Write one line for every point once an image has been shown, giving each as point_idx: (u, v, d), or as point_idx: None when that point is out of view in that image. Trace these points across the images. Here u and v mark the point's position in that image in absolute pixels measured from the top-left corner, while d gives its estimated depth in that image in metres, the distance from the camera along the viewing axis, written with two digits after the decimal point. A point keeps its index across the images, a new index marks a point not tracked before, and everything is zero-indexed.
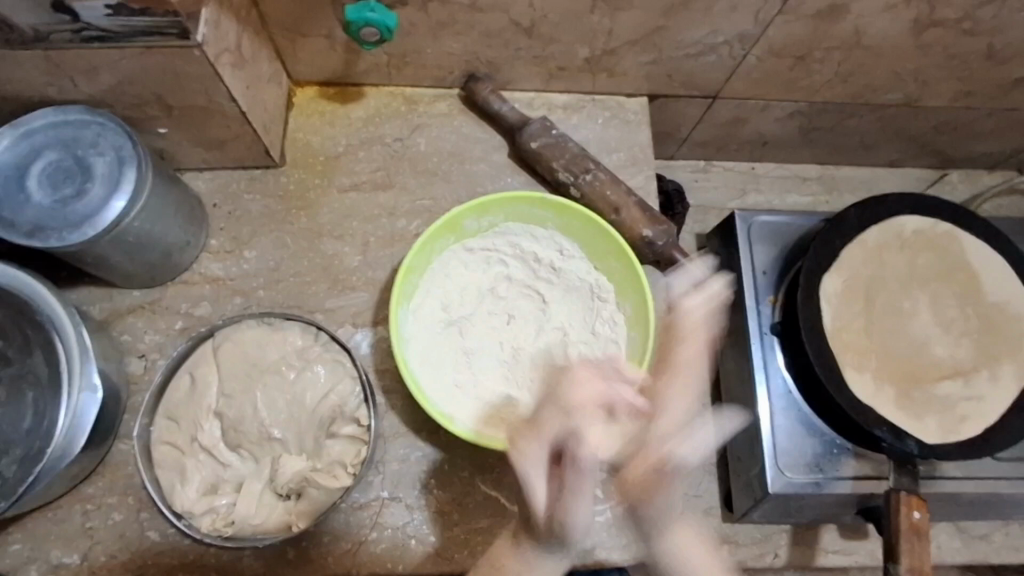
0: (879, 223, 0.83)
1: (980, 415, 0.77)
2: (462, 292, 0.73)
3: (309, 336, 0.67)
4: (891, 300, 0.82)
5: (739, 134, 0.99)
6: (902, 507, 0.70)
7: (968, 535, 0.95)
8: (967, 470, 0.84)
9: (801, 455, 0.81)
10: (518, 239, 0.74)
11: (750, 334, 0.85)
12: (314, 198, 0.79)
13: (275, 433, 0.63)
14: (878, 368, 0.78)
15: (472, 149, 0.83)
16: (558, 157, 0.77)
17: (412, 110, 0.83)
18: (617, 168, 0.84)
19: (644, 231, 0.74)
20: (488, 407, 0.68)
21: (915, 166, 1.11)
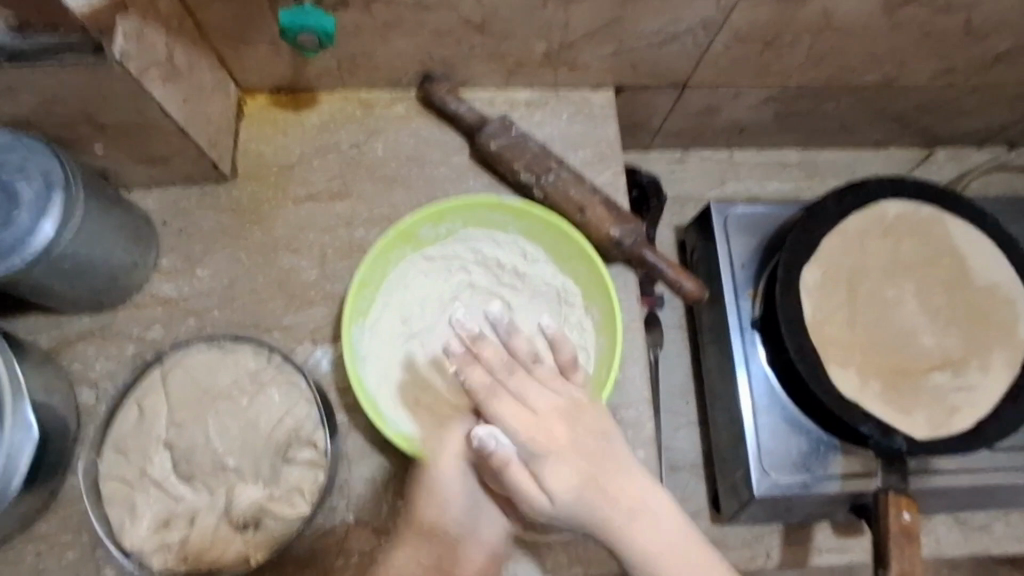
0: (861, 210, 0.80)
1: (971, 406, 0.73)
2: (424, 303, 0.70)
3: (262, 358, 0.64)
4: (873, 289, 0.79)
5: (715, 122, 0.96)
6: (890, 508, 0.67)
7: (967, 527, 0.92)
8: (961, 463, 0.81)
9: (787, 454, 0.78)
10: (480, 245, 0.72)
11: (730, 330, 0.82)
12: (268, 211, 0.76)
13: (229, 462, 0.61)
14: (863, 362, 0.75)
15: (431, 153, 0.79)
16: (519, 156, 0.74)
17: (368, 114, 0.80)
18: (584, 165, 0.81)
19: (611, 230, 0.71)
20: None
21: (899, 146, 1.07)
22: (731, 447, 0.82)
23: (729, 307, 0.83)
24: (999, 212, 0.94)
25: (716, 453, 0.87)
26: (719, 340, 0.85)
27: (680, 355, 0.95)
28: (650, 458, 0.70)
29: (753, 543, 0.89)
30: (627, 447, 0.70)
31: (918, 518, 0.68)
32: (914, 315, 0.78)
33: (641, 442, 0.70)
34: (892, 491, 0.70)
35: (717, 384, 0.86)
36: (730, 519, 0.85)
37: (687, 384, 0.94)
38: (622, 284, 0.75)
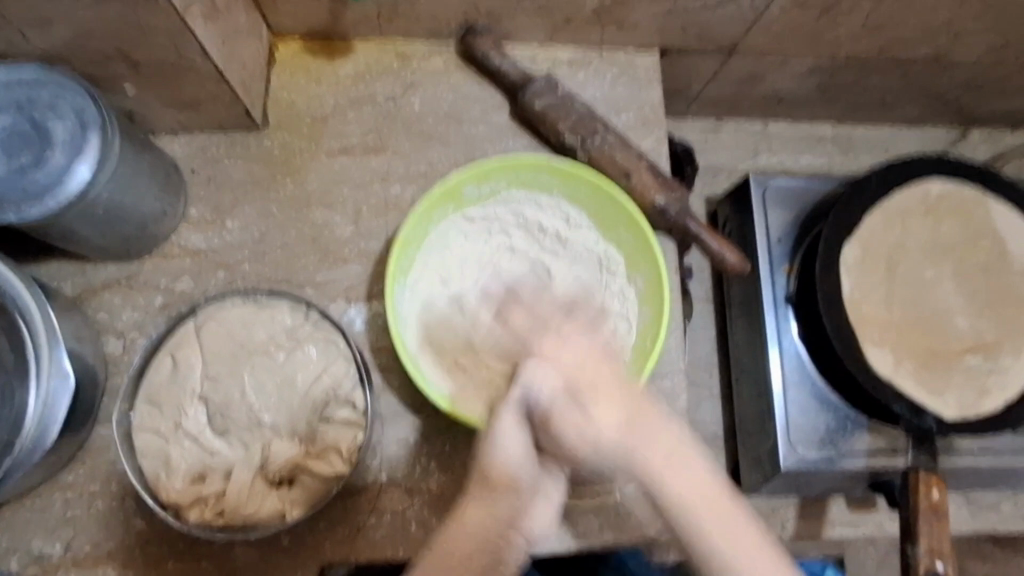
0: (904, 187, 0.78)
1: (1001, 389, 0.74)
2: (464, 266, 0.69)
3: (299, 314, 0.62)
4: (912, 268, 0.78)
5: (754, 92, 0.93)
6: (921, 488, 0.67)
7: (976, 506, 0.94)
8: (983, 444, 0.82)
9: (815, 430, 0.78)
10: (522, 207, 0.70)
11: (764, 304, 0.81)
12: (301, 163, 0.73)
13: (265, 418, 0.60)
14: (897, 342, 0.75)
15: (470, 110, 0.77)
16: (564, 117, 0.71)
17: (405, 65, 0.77)
18: (626, 129, 0.79)
19: (655, 198, 0.70)
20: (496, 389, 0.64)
21: (935, 125, 1.05)
22: (757, 421, 0.83)
23: (764, 281, 0.82)
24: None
25: (740, 427, 0.87)
26: (750, 314, 0.85)
27: (707, 328, 0.94)
28: (683, 429, 0.70)
29: (768, 514, 0.90)
30: (660, 417, 0.70)
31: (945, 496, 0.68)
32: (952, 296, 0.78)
33: (675, 413, 0.70)
34: (922, 469, 0.70)
35: (745, 358, 0.86)
36: (750, 491, 0.86)
37: (712, 356, 0.93)
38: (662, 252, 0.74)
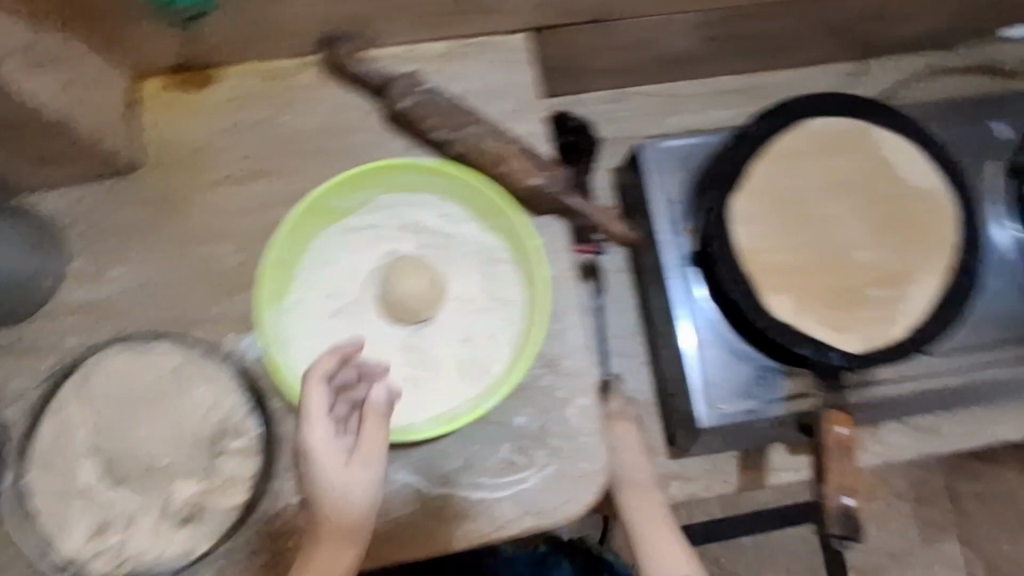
0: (790, 128, 0.77)
1: (906, 315, 0.74)
2: (349, 278, 0.68)
3: (182, 352, 0.62)
4: (809, 208, 0.77)
5: (643, 57, 0.91)
6: (826, 425, 0.67)
7: (918, 431, 0.94)
8: (898, 372, 0.82)
9: (732, 385, 0.78)
10: (398, 210, 0.69)
11: (667, 267, 0.81)
12: (179, 199, 0.73)
13: (161, 460, 0.61)
14: (799, 286, 0.74)
15: (345, 119, 0.76)
16: (431, 114, 0.70)
17: (274, 85, 0.76)
18: (506, 115, 0.77)
19: (533, 180, 0.69)
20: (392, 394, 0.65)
21: (841, 62, 1.02)
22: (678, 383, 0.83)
23: (664, 244, 0.81)
24: (944, 115, 0.89)
25: (668, 391, 0.88)
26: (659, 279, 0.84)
27: (628, 297, 0.95)
28: (591, 404, 0.71)
29: (710, 470, 0.91)
30: (569, 396, 0.71)
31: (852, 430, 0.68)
32: (851, 230, 0.77)
33: (582, 391, 0.72)
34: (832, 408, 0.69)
35: (661, 323, 0.86)
36: (684, 449, 0.87)
37: (637, 324, 0.94)
38: (553, 233, 0.75)
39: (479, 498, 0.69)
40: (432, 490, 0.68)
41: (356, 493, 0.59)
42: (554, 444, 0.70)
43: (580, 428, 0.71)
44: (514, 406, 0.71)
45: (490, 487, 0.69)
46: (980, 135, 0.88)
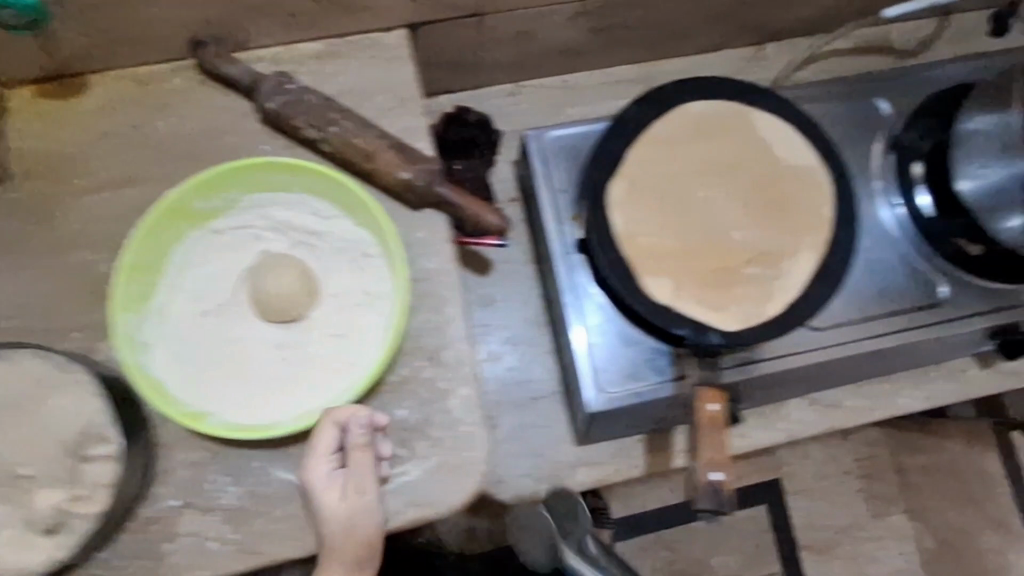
0: (663, 115, 0.79)
1: (782, 292, 0.75)
2: (219, 279, 0.68)
3: (41, 360, 0.62)
4: (687, 191, 0.78)
5: (533, 50, 0.92)
6: (697, 402, 0.69)
7: (823, 406, 0.95)
8: (790, 346, 0.82)
9: (620, 369, 0.80)
10: (266, 209, 0.69)
11: (554, 256, 0.82)
12: (49, 209, 0.72)
13: (22, 470, 0.60)
14: (676, 268, 0.76)
15: (219, 122, 0.75)
16: (299, 113, 0.71)
17: (146, 91, 0.76)
18: (382, 111, 0.77)
19: (402, 173, 0.70)
20: (261, 392, 0.65)
21: (734, 47, 1.02)
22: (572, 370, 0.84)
23: (552, 233, 0.82)
24: (831, 95, 0.90)
25: (567, 379, 0.89)
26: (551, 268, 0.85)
27: (531, 289, 0.95)
28: (473, 393, 0.73)
29: (618, 455, 0.91)
30: (449, 385, 0.72)
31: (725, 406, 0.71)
32: (730, 211, 0.78)
33: (463, 380, 0.73)
34: (706, 384, 0.71)
35: (557, 312, 0.87)
36: (585, 436, 0.88)
37: (539, 315, 0.95)
38: (435, 226, 0.75)
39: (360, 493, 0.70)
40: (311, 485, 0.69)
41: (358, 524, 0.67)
42: (435, 436, 0.71)
43: (460, 418, 0.72)
44: (392, 400, 0.72)
45: (369, 481, 0.70)
46: (866, 112, 0.90)
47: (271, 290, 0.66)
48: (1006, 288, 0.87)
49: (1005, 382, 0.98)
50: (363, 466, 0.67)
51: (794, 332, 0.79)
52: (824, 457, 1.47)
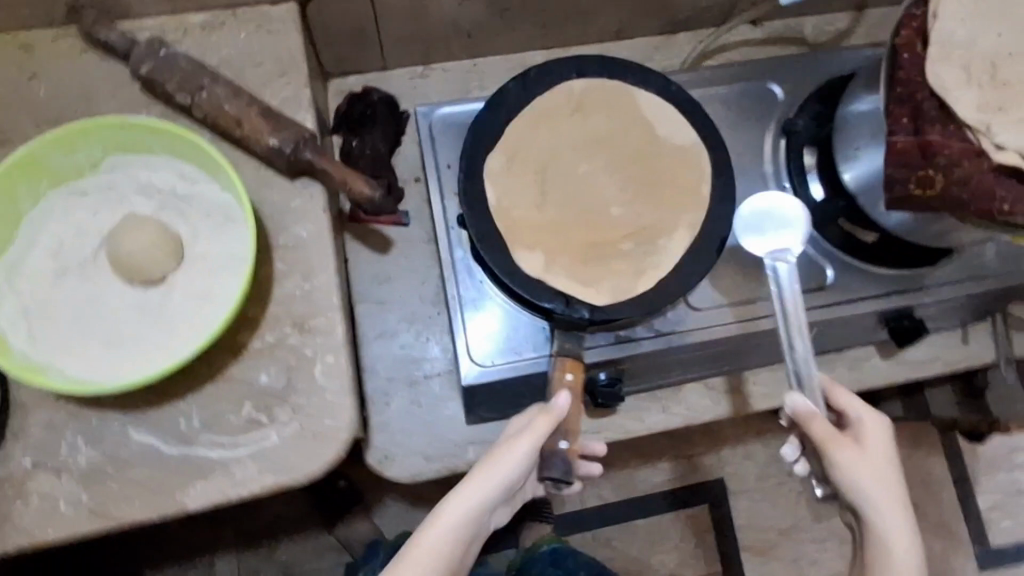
0: (547, 89, 0.80)
1: (655, 268, 0.76)
2: (79, 238, 0.69)
3: None
4: (567, 166, 0.79)
5: (433, 28, 0.93)
6: (555, 371, 0.73)
7: (718, 391, 0.95)
8: (664, 326, 0.82)
9: (494, 343, 0.81)
10: (132, 170, 0.70)
11: (438, 229, 0.84)
12: None
13: None
14: (548, 241, 0.76)
15: (98, 88, 0.75)
16: (170, 78, 0.71)
17: (26, 55, 0.76)
18: (264, 82, 0.78)
19: (270, 140, 0.71)
20: (111, 349, 0.67)
21: (644, 35, 1.04)
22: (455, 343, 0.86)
23: (438, 207, 0.84)
24: (724, 81, 0.91)
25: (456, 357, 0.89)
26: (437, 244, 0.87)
27: (431, 269, 0.95)
28: (339, 361, 0.73)
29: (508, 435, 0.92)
30: (315, 353, 0.73)
31: (581, 377, 0.74)
32: (609, 187, 0.79)
33: (330, 347, 0.73)
34: (565, 354, 0.76)
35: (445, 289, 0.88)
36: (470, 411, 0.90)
37: (439, 293, 0.95)
38: (314, 195, 0.75)
39: (216, 455, 0.70)
40: (168, 448, 0.70)
41: (431, 537, 0.65)
42: (297, 402, 0.72)
43: (324, 385, 0.72)
44: (255, 365, 0.72)
45: (225, 445, 0.71)
46: (761, 97, 0.91)
47: (123, 249, 0.67)
48: (894, 275, 0.86)
49: (905, 371, 0.99)
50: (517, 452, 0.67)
51: (666, 310, 0.80)
52: (761, 454, 1.48)
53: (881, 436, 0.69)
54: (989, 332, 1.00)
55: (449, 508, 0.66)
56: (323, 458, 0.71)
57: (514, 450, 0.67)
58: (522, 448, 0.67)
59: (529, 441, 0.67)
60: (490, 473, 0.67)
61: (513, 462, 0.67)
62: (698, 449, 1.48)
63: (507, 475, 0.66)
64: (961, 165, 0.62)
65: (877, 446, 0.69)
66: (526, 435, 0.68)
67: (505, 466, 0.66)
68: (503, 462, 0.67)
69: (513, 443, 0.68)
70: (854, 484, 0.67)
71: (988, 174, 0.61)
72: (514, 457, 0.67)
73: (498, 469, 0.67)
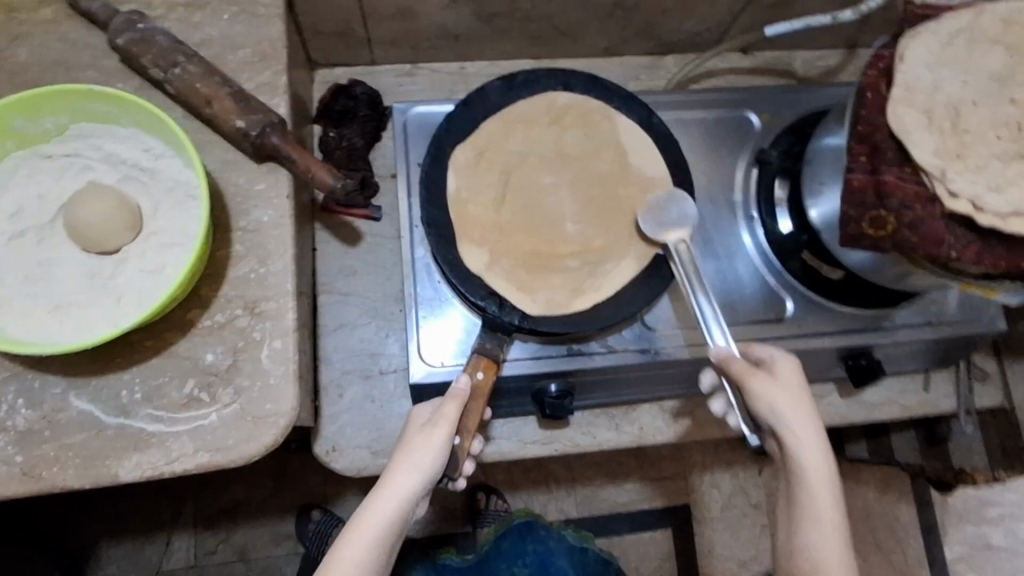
0: (530, 97, 0.81)
1: (596, 289, 0.77)
2: (39, 201, 0.70)
3: None
4: (533, 173, 0.80)
5: (420, 30, 0.94)
6: (465, 368, 0.73)
7: (673, 414, 0.95)
8: (616, 342, 0.82)
9: (442, 344, 0.81)
10: (99, 140, 0.72)
11: (402, 224, 0.84)
12: None
13: None
14: (498, 243, 0.78)
15: (78, 56, 0.77)
16: (146, 52, 0.73)
17: (10, 18, 0.77)
18: (242, 65, 0.79)
19: (237, 122, 0.72)
20: (56, 314, 0.68)
21: (635, 54, 1.05)
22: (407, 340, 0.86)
23: (404, 203, 0.85)
24: (703, 106, 0.92)
25: None
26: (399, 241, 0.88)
27: (397, 265, 0.96)
28: (286, 346, 0.73)
29: None
30: (264, 336, 0.73)
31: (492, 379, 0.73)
32: (570, 202, 0.80)
33: (279, 332, 0.73)
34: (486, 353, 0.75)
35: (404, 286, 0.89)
36: None
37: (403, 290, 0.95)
38: (278, 181, 0.76)
39: (153, 429, 0.70)
40: (107, 418, 0.70)
41: (359, 538, 0.63)
42: (240, 383, 0.72)
43: (268, 368, 0.72)
44: (203, 344, 0.73)
45: (163, 419, 0.70)
46: (737, 125, 0.92)
47: (76, 217, 0.68)
48: (852, 312, 0.86)
49: (863, 412, 0.98)
50: (432, 442, 0.67)
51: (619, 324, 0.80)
52: (728, 484, 1.47)
53: (795, 369, 0.69)
54: (951, 381, 0.99)
55: (370, 505, 0.65)
56: (259, 444, 0.70)
57: (430, 440, 0.67)
58: (435, 436, 0.67)
59: (438, 428, 0.68)
60: (408, 467, 0.66)
61: (425, 451, 0.67)
62: (664, 472, 1.47)
63: (427, 466, 0.66)
64: (913, 209, 0.62)
65: (788, 376, 0.69)
66: (438, 422, 0.68)
67: (418, 454, 0.66)
68: (416, 451, 0.67)
69: (426, 435, 0.67)
70: (772, 412, 0.67)
71: (938, 221, 0.61)
72: (428, 446, 0.67)
73: (415, 461, 0.66)
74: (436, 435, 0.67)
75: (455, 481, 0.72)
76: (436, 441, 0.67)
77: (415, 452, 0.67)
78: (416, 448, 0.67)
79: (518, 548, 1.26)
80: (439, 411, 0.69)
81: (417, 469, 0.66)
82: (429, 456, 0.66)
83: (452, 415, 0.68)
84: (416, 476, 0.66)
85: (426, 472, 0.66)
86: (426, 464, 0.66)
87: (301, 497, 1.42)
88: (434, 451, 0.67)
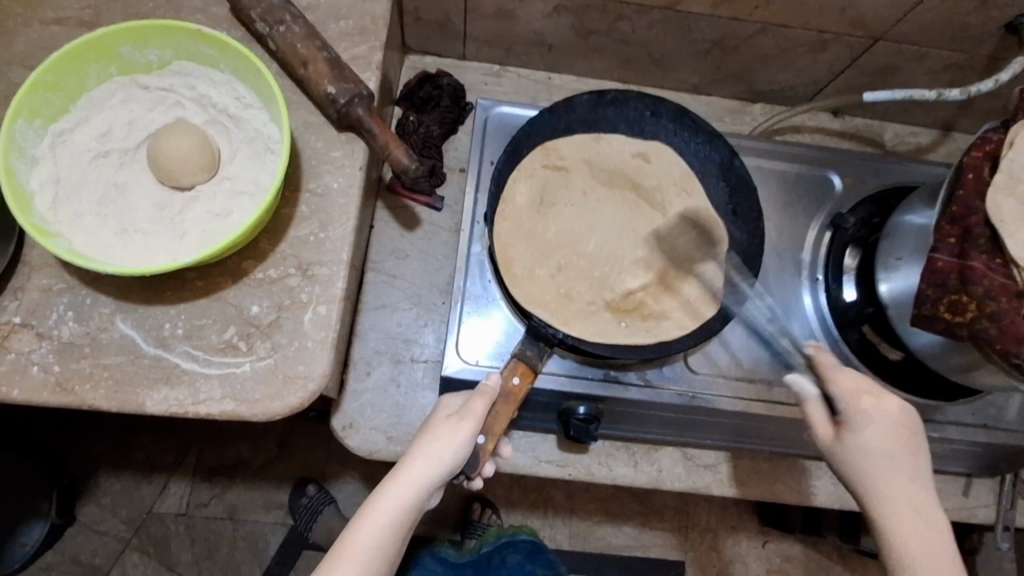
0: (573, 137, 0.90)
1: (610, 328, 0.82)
2: (129, 128, 0.73)
3: None
4: (606, 203, 0.89)
5: (516, 33, 0.94)
6: (503, 369, 0.72)
7: (693, 462, 0.92)
8: (652, 378, 0.81)
9: (481, 344, 0.80)
10: (196, 81, 0.74)
11: (463, 217, 0.84)
12: (13, 27, 0.77)
13: None
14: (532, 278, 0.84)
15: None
16: (255, 7, 0.75)
17: None
18: (342, 35, 0.80)
19: (328, 87, 0.74)
20: (121, 236, 0.69)
21: (722, 95, 1.03)
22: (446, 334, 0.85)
23: (469, 198, 0.85)
24: (785, 158, 0.90)
25: None
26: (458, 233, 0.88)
27: (447, 256, 0.96)
28: (329, 314, 0.73)
29: None
30: (310, 300, 0.73)
31: (527, 386, 0.73)
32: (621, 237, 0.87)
33: (325, 299, 0.73)
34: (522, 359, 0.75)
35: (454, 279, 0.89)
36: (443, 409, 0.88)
37: (449, 283, 0.96)
38: (354, 153, 0.77)
39: (189, 367, 0.71)
40: (146, 347, 0.71)
41: (374, 525, 0.63)
42: (278, 340, 0.72)
43: (308, 332, 0.72)
44: (251, 294, 0.73)
45: (200, 359, 0.71)
46: (818, 183, 0.90)
47: (161, 148, 0.69)
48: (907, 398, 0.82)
49: None
50: (455, 437, 0.66)
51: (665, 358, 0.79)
52: (729, 548, 1.43)
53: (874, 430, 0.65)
54: (992, 489, 0.94)
55: (387, 493, 0.64)
56: (284, 404, 0.70)
57: (453, 435, 0.66)
58: (460, 433, 0.66)
59: (463, 424, 0.67)
60: (427, 458, 0.65)
61: (447, 444, 0.65)
62: (665, 521, 1.43)
63: (446, 460, 0.65)
64: (998, 300, 0.59)
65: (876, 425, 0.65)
66: (465, 419, 0.67)
67: (440, 447, 0.65)
68: (439, 444, 0.65)
69: (449, 428, 0.66)
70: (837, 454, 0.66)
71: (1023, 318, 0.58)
72: (451, 439, 0.66)
73: (435, 454, 0.65)
74: (463, 431, 0.66)
75: (472, 480, 0.70)
76: (460, 437, 0.66)
77: (435, 444, 0.66)
78: (437, 439, 0.66)
79: (525, 565, 1.25)
80: (468, 408, 0.68)
81: (437, 462, 0.65)
82: (450, 450, 0.65)
83: (479, 413, 0.67)
84: (434, 469, 0.64)
85: (445, 466, 0.65)
86: (447, 457, 0.65)
87: (300, 468, 1.43)
88: (457, 447, 0.65)
